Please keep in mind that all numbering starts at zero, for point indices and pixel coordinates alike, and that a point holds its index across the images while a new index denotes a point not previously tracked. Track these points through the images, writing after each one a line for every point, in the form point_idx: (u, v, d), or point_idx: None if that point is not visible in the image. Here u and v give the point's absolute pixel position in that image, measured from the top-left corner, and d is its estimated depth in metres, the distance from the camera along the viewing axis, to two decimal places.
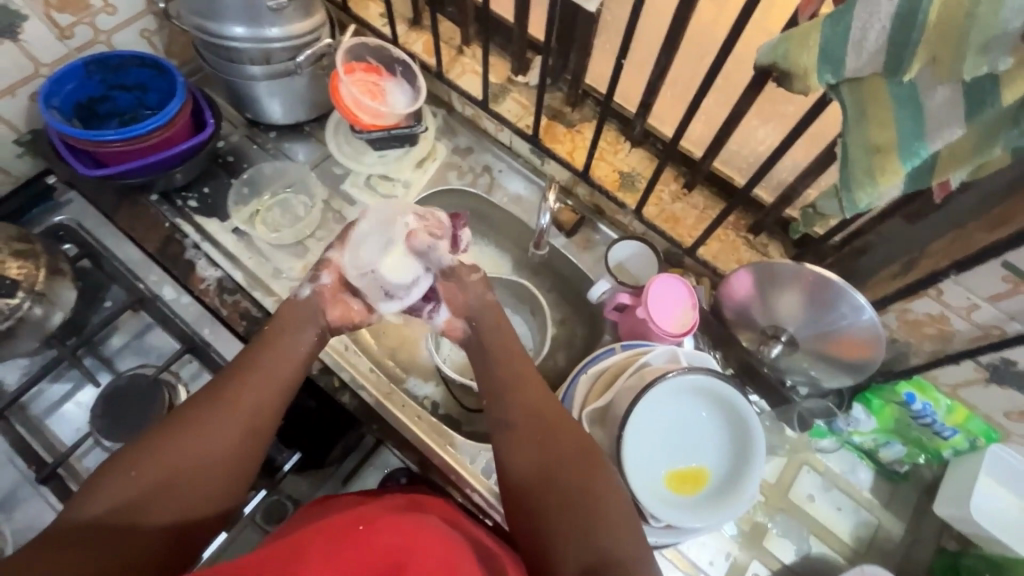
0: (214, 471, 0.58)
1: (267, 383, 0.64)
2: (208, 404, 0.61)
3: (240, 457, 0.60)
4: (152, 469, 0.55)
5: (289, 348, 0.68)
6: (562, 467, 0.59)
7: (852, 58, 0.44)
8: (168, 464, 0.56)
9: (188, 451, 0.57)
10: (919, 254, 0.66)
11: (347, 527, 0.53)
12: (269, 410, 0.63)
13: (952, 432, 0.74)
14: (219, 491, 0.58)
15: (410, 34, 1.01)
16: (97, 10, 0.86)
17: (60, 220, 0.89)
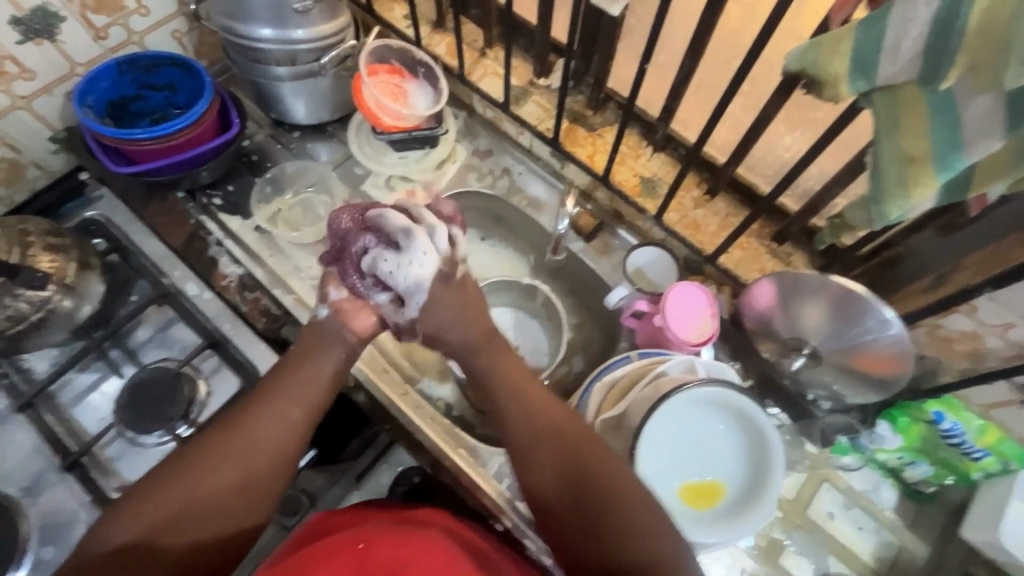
0: (234, 496, 0.58)
1: (293, 410, 0.62)
2: (229, 431, 0.60)
3: (260, 482, 0.59)
4: (172, 495, 0.56)
5: (316, 375, 0.64)
6: (591, 487, 0.57)
7: (886, 65, 0.43)
8: (189, 490, 0.56)
9: (208, 477, 0.57)
10: (952, 269, 0.64)
11: (347, 545, 0.58)
12: (293, 436, 0.62)
13: (983, 453, 0.71)
14: (240, 517, 0.58)
15: (433, 36, 1.02)
16: (130, 11, 0.88)
17: (92, 216, 0.92)
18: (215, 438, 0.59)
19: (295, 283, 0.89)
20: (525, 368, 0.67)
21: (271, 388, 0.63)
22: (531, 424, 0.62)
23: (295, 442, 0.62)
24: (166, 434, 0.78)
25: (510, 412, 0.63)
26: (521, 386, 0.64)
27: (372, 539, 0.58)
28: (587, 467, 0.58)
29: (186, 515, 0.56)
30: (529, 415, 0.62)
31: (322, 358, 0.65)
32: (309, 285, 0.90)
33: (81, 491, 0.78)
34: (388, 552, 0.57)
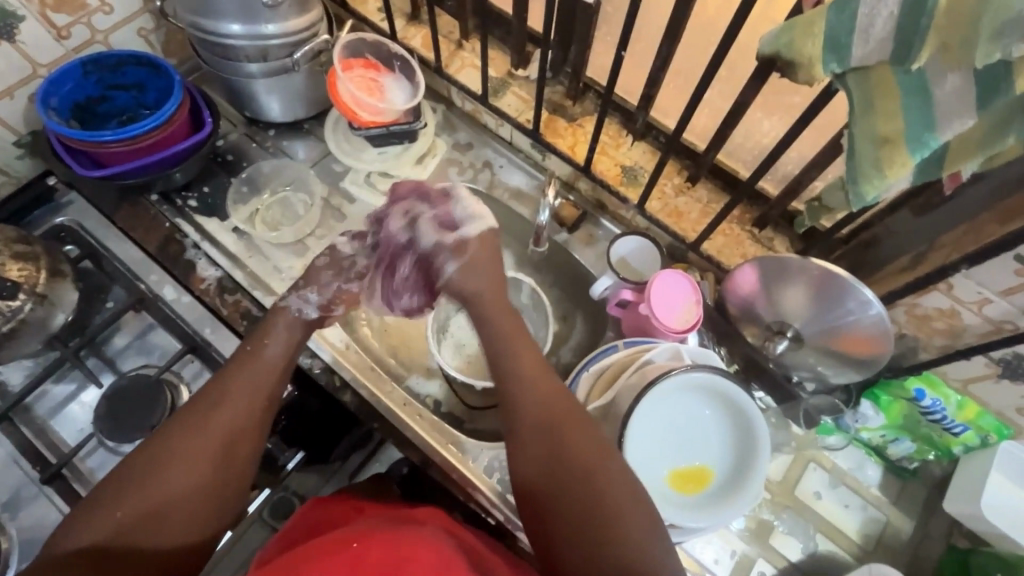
0: (208, 481, 0.59)
1: (249, 393, 0.65)
2: (192, 419, 0.61)
3: (232, 463, 0.61)
4: (141, 487, 0.56)
5: (266, 361, 0.68)
6: (567, 460, 0.59)
7: (859, 45, 0.43)
8: (160, 479, 0.56)
9: (179, 465, 0.58)
10: (928, 248, 0.64)
11: (342, 543, 0.57)
12: (254, 418, 0.64)
13: (963, 428, 0.72)
14: (216, 500, 0.59)
15: (408, 29, 1.00)
16: (93, 8, 0.85)
17: (62, 221, 0.90)
18: (177, 429, 0.60)
19: (276, 284, 0.88)
20: (530, 349, 0.69)
21: (225, 377, 0.65)
22: (525, 399, 0.64)
23: (257, 423, 0.64)
24: (148, 442, 0.77)
25: (513, 387, 0.65)
26: (523, 363, 0.67)
27: (366, 538, 0.57)
28: (570, 445, 0.60)
29: (161, 504, 0.56)
30: (526, 391, 0.64)
31: (270, 343, 0.69)
32: (290, 286, 0.88)
33: (63, 504, 0.76)
34: (382, 552, 0.56)
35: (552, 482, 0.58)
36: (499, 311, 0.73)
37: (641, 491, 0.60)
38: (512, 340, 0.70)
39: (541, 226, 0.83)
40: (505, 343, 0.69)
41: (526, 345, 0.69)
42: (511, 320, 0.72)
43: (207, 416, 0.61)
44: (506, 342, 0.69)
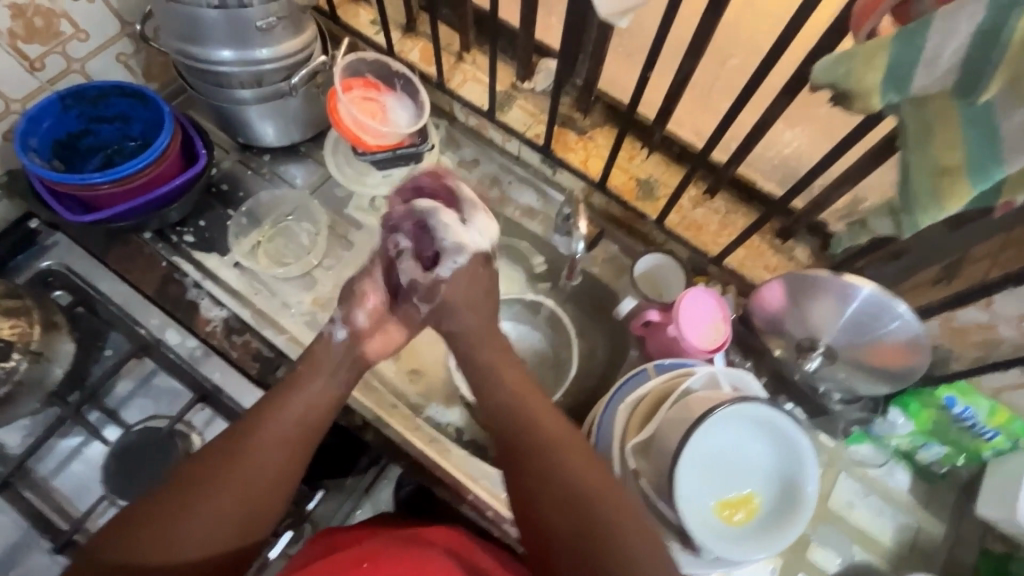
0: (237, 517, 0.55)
1: (294, 429, 0.61)
2: (232, 450, 0.58)
3: (266, 502, 0.57)
4: (169, 517, 0.53)
5: (314, 394, 0.64)
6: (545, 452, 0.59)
7: (920, 78, 0.41)
8: (186, 510, 0.54)
9: (210, 498, 0.55)
10: (963, 261, 0.64)
11: (350, 566, 0.56)
12: (295, 455, 0.60)
13: (993, 433, 0.73)
14: (241, 536, 0.56)
15: (405, 42, 0.96)
16: (68, 36, 0.79)
17: (48, 265, 0.84)
18: (215, 458, 0.57)
19: (286, 321, 0.84)
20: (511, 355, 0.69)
21: (274, 405, 0.62)
22: (511, 435, 0.61)
23: (298, 462, 0.60)
24: None
25: (509, 424, 0.62)
26: (518, 396, 0.64)
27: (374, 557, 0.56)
28: (563, 470, 0.57)
29: (186, 535, 0.53)
30: (515, 429, 0.61)
31: (324, 374, 0.66)
32: (300, 322, 0.84)
33: None
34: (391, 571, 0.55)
35: (548, 507, 0.56)
36: (487, 342, 0.69)
37: (690, 528, 0.58)
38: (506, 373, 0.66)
39: (577, 257, 0.76)
40: (498, 382, 0.66)
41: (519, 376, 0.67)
42: (500, 351, 0.69)
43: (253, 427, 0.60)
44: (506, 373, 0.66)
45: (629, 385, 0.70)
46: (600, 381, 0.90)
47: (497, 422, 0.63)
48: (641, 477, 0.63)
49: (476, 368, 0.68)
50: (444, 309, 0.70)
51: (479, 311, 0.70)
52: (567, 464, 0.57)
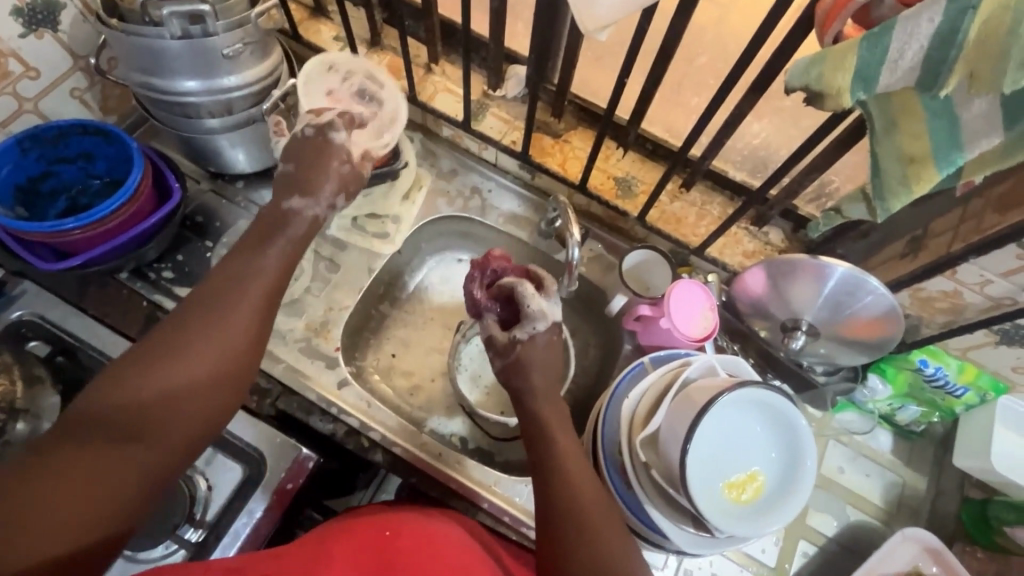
0: (189, 428, 0.56)
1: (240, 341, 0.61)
2: (175, 362, 0.57)
3: (211, 416, 0.58)
4: (117, 428, 0.52)
5: (245, 322, 0.62)
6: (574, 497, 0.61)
7: (886, 76, 0.44)
8: (140, 426, 0.53)
9: (158, 410, 0.54)
10: (927, 236, 0.69)
11: (375, 534, 0.61)
12: (237, 368, 0.60)
13: (964, 390, 0.78)
14: (188, 449, 0.56)
15: (372, 57, 0.95)
16: (18, 76, 0.76)
17: (18, 315, 0.79)
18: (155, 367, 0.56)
19: (280, 350, 0.83)
20: (555, 401, 0.71)
21: (209, 319, 0.60)
22: (553, 496, 0.62)
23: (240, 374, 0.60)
24: (173, 542, 0.69)
25: (555, 486, 0.62)
26: (562, 455, 0.65)
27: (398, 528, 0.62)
28: (597, 539, 0.59)
29: (141, 449, 0.52)
30: (562, 489, 0.62)
31: (252, 293, 0.64)
32: (294, 349, 0.83)
33: None
34: (412, 546, 0.60)
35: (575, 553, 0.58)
36: (545, 396, 0.71)
37: (704, 512, 0.60)
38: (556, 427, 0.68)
39: (572, 260, 0.77)
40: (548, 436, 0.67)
41: (563, 430, 0.68)
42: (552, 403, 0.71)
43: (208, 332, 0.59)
44: (553, 423, 0.68)
45: (629, 381, 0.74)
46: (596, 377, 0.92)
47: (545, 477, 0.64)
48: (652, 468, 0.67)
49: (531, 419, 0.69)
50: (516, 369, 0.72)
51: (551, 373, 0.72)
52: (602, 530, 0.59)
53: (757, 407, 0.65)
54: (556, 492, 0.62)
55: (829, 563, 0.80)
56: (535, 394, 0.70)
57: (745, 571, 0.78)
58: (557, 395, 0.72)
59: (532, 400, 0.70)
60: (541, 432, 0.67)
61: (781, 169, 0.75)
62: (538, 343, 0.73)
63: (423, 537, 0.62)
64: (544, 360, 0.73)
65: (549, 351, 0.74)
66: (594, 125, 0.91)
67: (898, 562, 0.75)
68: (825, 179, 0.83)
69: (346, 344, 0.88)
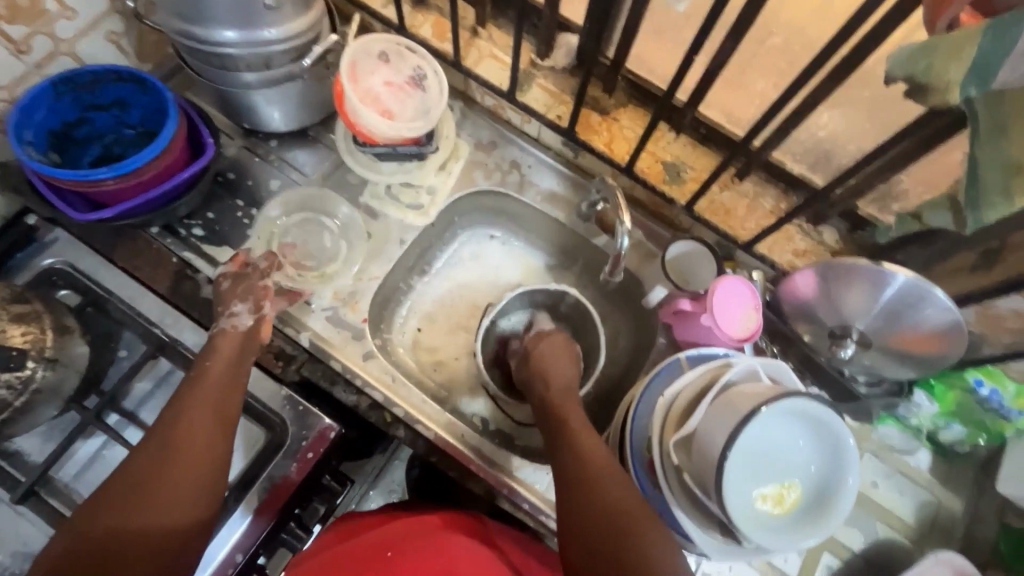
0: (181, 486, 0.58)
1: (207, 400, 0.64)
2: (166, 437, 0.61)
3: (202, 468, 0.60)
4: (115, 503, 0.56)
5: (219, 377, 0.66)
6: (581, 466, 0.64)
7: (1009, 72, 0.39)
8: (138, 499, 0.56)
9: (131, 493, 0.56)
10: (1005, 250, 0.64)
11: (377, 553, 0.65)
12: (219, 419, 0.64)
13: (1018, 414, 0.74)
14: (190, 507, 0.58)
15: (416, 16, 0.90)
16: (54, 14, 0.73)
17: (51, 263, 0.78)
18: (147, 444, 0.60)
19: (307, 317, 0.81)
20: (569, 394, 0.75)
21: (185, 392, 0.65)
22: (588, 507, 0.61)
23: (222, 425, 0.64)
24: None
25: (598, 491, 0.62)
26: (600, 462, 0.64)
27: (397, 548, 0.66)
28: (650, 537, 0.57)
29: (142, 507, 0.56)
30: (573, 473, 0.64)
31: (219, 357, 0.68)
32: (320, 316, 0.82)
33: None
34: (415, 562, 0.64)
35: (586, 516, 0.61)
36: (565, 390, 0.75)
37: (738, 524, 0.58)
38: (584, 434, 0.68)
39: (620, 251, 0.73)
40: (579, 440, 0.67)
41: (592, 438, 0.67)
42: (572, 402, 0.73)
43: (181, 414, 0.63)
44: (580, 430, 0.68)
45: (663, 378, 0.72)
46: (625, 368, 0.90)
47: (581, 486, 0.63)
48: (684, 471, 0.64)
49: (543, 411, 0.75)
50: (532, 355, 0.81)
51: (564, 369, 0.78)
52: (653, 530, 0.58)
53: (801, 419, 0.62)
54: (600, 500, 0.61)
55: None
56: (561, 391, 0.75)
57: None
58: (568, 382, 0.77)
59: (541, 381, 0.77)
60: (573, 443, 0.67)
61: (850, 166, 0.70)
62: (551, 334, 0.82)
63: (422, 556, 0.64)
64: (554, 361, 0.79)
65: (562, 355, 0.80)
66: (646, 104, 0.86)
67: None
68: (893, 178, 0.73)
69: (373, 315, 0.86)
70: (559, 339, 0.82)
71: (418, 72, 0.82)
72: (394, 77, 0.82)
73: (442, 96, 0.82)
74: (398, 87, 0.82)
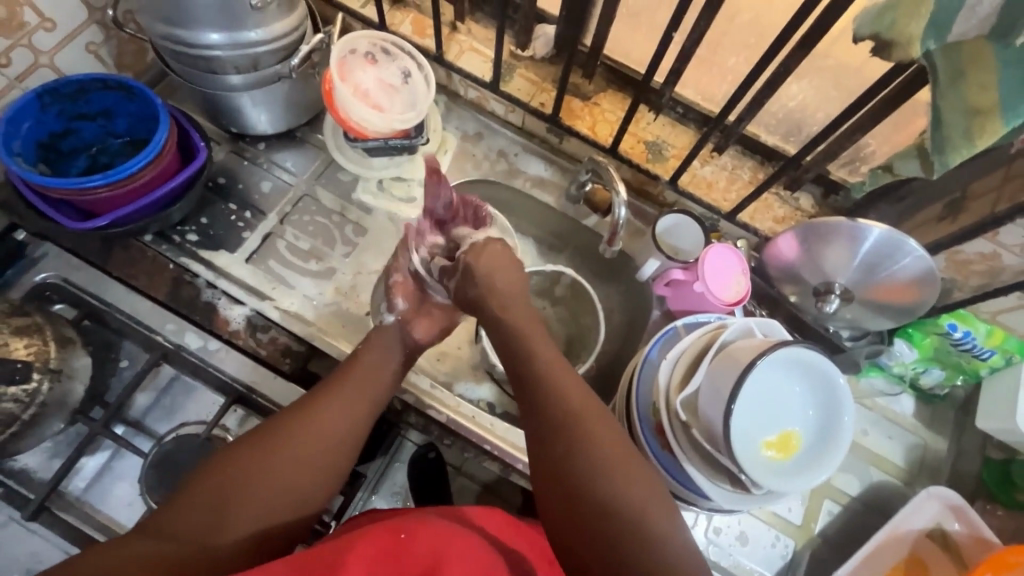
0: (309, 474, 0.59)
1: (357, 397, 0.65)
2: (296, 431, 0.60)
3: (331, 464, 0.60)
4: (244, 473, 0.55)
5: (363, 388, 0.66)
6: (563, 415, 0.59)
7: (962, 23, 0.44)
8: (263, 487, 0.56)
9: (257, 482, 0.56)
10: (966, 199, 0.69)
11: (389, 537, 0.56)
12: (361, 421, 0.64)
13: (990, 353, 0.79)
14: (304, 509, 0.58)
15: (395, 15, 0.92)
16: (33, 27, 0.73)
17: (43, 277, 0.77)
18: (289, 417, 0.61)
19: (310, 314, 0.82)
20: (533, 321, 0.70)
21: (336, 380, 0.66)
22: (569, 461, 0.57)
23: (362, 426, 0.64)
24: None
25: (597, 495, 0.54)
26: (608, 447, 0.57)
27: (414, 528, 0.57)
28: (665, 538, 0.52)
29: (261, 500, 0.55)
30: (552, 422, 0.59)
31: (376, 358, 0.70)
32: (323, 313, 0.83)
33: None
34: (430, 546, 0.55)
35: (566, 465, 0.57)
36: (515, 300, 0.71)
37: (747, 468, 0.62)
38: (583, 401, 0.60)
39: (616, 222, 0.76)
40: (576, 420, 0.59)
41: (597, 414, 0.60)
42: (564, 367, 0.64)
43: (317, 411, 0.62)
44: (579, 409, 0.60)
45: (662, 344, 0.75)
46: (623, 343, 0.92)
47: (552, 432, 0.59)
48: (692, 427, 0.67)
49: (500, 328, 0.69)
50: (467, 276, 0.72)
51: (511, 278, 0.73)
52: (665, 519, 0.53)
53: (796, 366, 0.66)
54: (595, 490, 0.55)
55: (853, 522, 0.82)
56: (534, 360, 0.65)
57: (771, 529, 0.80)
58: (521, 299, 0.72)
59: (489, 301, 0.71)
60: (558, 424, 0.59)
61: (820, 132, 0.74)
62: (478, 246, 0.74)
63: (439, 534, 0.57)
64: (499, 272, 0.72)
65: (529, 318, 0.70)
66: (624, 88, 0.90)
67: (922, 519, 0.77)
68: (862, 142, 0.78)
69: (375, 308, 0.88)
70: (496, 246, 0.74)
71: (404, 68, 0.85)
72: (381, 74, 0.84)
73: (429, 89, 0.84)
74: (386, 84, 0.84)
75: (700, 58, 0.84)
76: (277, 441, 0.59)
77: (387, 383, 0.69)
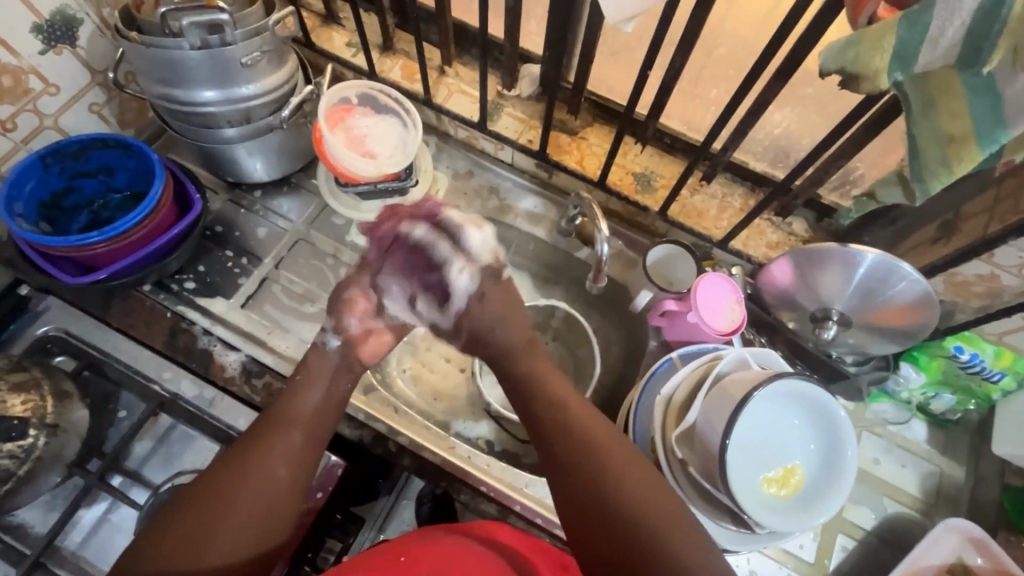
0: (257, 514, 0.56)
1: (300, 429, 0.63)
2: (239, 468, 0.57)
3: (279, 501, 0.58)
4: (189, 520, 0.53)
5: (303, 414, 0.64)
6: (561, 415, 0.62)
7: (926, 54, 0.44)
8: (206, 530, 0.53)
9: (201, 526, 0.53)
10: (958, 220, 0.68)
11: (390, 557, 0.59)
12: (307, 450, 0.62)
13: (1000, 375, 0.76)
14: (260, 547, 0.55)
15: (384, 61, 0.95)
16: (38, 92, 0.76)
17: (45, 330, 0.79)
18: (233, 460, 0.58)
19: None
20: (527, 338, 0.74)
21: (279, 412, 0.64)
22: (586, 460, 0.58)
23: (310, 456, 0.62)
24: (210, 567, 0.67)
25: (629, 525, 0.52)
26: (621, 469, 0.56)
27: (414, 550, 0.60)
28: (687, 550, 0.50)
29: (204, 547, 0.52)
30: (559, 427, 0.62)
31: (315, 388, 0.67)
32: None
33: None
34: (431, 565, 0.58)
35: (577, 461, 0.58)
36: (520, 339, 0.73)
37: (746, 507, 0.60)
38: (596, 440, 0.59)
39: (599, 257, 0.76)
40: (592, 449, 0.58)
41: (615, 448, 0.58)
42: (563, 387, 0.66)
43: (259, 447, 0.60)
44: (593, 433, 0.60)
45: (659, 378, 0.73)
46: (621, 375, 0.91)
47: (562, 437, 0.61)
48: (690, 464, 0.66)
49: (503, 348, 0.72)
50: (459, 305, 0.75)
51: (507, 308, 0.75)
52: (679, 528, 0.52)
53: (798, 399, 0.65)
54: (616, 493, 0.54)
55: (869, 557, 0.78)
56: (542, 390, 0.66)
57: (783, 569, 0.76)
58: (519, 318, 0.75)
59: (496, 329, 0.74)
60: (579, 452, 0.59)
61: (804, 157, 0.74)
62: (467, 270, 0.75)
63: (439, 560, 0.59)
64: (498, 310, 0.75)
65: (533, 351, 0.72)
66: (610, 121, 0.91)
67: (942, 553, 0.73)
68: (849, 166, 0.79)
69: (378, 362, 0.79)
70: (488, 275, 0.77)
71: (395, 112, 0.88)
72: (370, 120, 0.87)
73: (417, 133, 0.86)
74: (377, 129, 0.87)
75: (683, 89, 0.85)
76: (220, 483, 0.56)
77: (334, 406, 0.68)
